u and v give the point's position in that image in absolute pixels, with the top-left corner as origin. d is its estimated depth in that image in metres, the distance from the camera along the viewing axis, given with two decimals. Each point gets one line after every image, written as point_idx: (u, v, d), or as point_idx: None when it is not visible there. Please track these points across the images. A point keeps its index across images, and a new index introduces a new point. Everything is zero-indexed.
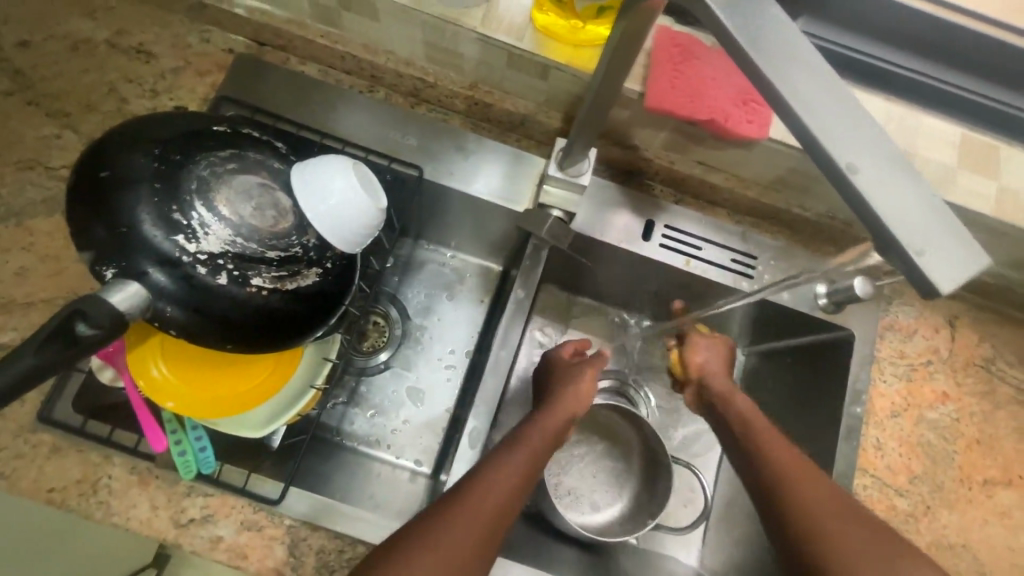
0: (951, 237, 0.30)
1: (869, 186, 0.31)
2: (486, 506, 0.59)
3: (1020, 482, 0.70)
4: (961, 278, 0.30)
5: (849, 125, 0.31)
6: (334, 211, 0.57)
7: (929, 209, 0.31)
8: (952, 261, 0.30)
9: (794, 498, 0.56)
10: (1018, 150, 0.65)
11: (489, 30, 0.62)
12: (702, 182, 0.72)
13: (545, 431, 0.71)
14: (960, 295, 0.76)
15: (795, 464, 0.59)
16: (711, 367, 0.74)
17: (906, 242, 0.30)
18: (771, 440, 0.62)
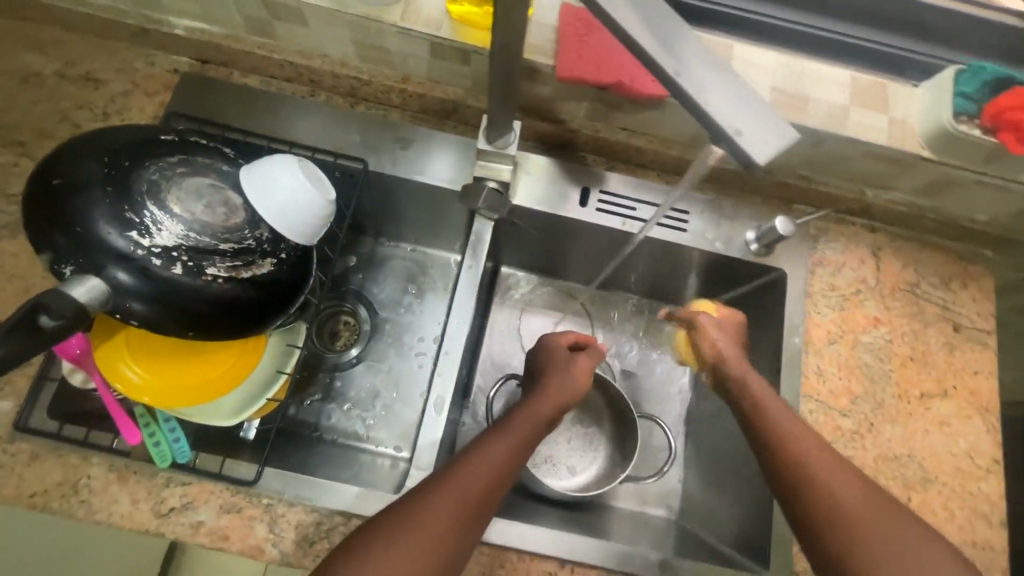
0: (760, 115, 0.35)
1: (693, 85, 0.35)
2: (473, 488, 0.61)
3: (953, 392, 0.75)
4: (773, 149, 0.35)
5: (673, 38, 0.36)
6: (288, 209, 0.61)
7: (746, 98, 0.36)
8: (765, 136, 0.35)
9: (817, 488, 0.58)
10: (903, 83, 0.71)
11: (408, 23, 0.67)
12: (627, 147, 0.77)
13: (535, 417, 0.72)
14: (881, 228, 0.81)
15: (814, 449, 0.60)
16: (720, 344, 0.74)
17: (728, 126, 0.35)
18: (787, 421, 0.63)
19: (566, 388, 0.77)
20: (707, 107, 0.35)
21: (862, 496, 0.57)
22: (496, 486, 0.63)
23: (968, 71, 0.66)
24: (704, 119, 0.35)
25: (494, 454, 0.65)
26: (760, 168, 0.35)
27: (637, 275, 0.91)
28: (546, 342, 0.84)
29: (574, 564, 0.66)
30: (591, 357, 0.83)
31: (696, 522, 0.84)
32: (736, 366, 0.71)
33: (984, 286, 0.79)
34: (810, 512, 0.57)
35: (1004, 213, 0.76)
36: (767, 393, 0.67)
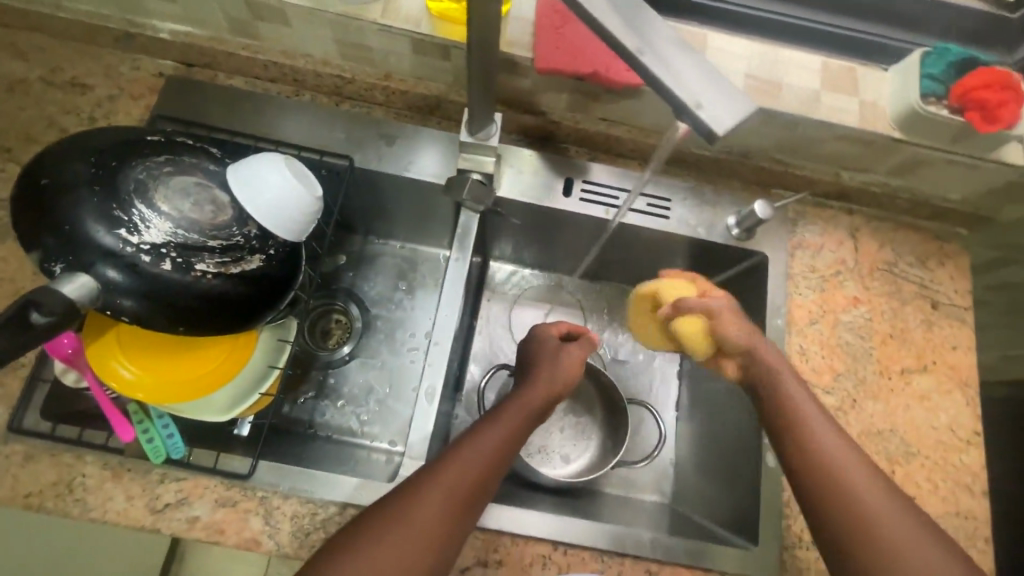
0: (720, 89, 0.36)
1: (655, 63, 0.37)
2: (463, 480, 0.61)
3: (933, 367, 0.77)
4: (733, 120, 0.36)
5: (633, 19, 0.37)
6: (274, 207, 0.62)
7: (707, 74, 0.37)
8: (726, 109, 0.36)
9: (864, 517, 0.56)
10: (872, 67, 0.73)
11: (388, 20, 0.69)
12: (607, 137, 0.79)
13: (527, 407, 0.71)
14: (858, 210, 0.83)
15: (864, 475, 0.58)
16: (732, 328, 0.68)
17: (688, 101, 0.36)
18: (834, 441, 0.60)
19: (560, 376, 0.76)
20: (668, 84, 0.36)
21: (911, 528, 0.55)
22: (488, 477, 0.63)
23: (934, 54, 0.69)
24: (667, 95, 0.37)
25: (484, 445, 0.64)
26: (721, 139, 0.36)
27: (623, 263, 0.93)
28: (540, 330, 0.82)
29: (568, 546, 0.67)
30: (585, 345, 0.81)
31: (688, 505, 0.86)
32: (774, 369, 0.67)
33: (959, 263, 0.82)
34: (854, 540, 0.55)
35: (975, 191, 0.78)
36: (812, 407, 0.63)
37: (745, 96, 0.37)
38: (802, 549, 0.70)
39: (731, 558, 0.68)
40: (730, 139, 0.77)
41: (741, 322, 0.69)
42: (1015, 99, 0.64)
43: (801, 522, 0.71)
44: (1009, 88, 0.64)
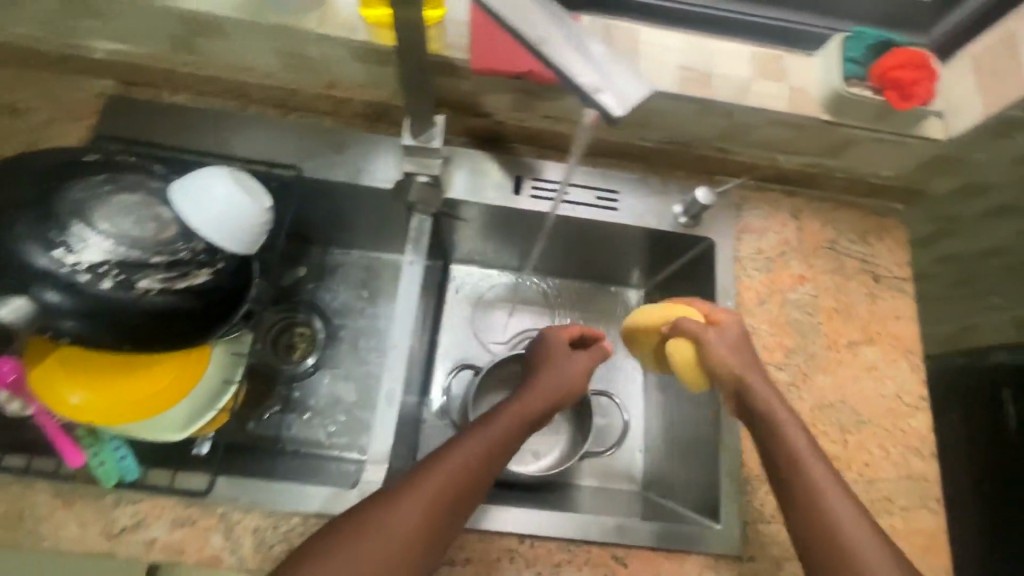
0: (618, 73, 0.39)
1: (557, 52, 0.39)
2: (446, 486, 0.60)
3: (878, 338, 0.80)
4: (631, 101, 0.39)
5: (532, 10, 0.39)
6: (220, 219, 0.62)
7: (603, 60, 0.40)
8: (623, 91, 0.39)
9: (843, 549, 0.57)
10: (799, 54, 0.76)
11: (326, 29, 0.69)
12: (554, 134, 0.81)
13: (522, 416, 0.69)
14: (799, 192, 0.86)
15: (847, 507, 0.58)
16: (728, 356, 0.67)
17: (591, 86, 0.39)
18: (819, 472, 0.61)
19: (559, 384, 0.74)
20: (572, 71, 0.39)
21: (888, 562, 0.56)
22: (473, 486, 0.62)
23: (853, 38, 0.72)
24: (572, 82, 0.39)
25: (470, 451, 0.63)
26: (620, 122, 0.39)
27: (581, 257, 0.94)
28: (541, 339, 0.80)
29: (535, 538, 0.68)
30: (592, 352, 0.78)
31: (656, 491, 0.87)
32: (765, 391, 0.66)
33: (898, 237, 0.85)
34: (828, 572, 0.56)
35: (905, 168, 0.82)
36: (801, 437, 0.63)
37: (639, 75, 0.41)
38: (765, 524, 0.70)
39: (697, 536, 0.69)
40: (670, 130, 0.79)
41: (738, 353, 0.68)
42: (928, 78, 0.69)
43: (762, 497, 0.72)
44: (921, 66, 0.69)
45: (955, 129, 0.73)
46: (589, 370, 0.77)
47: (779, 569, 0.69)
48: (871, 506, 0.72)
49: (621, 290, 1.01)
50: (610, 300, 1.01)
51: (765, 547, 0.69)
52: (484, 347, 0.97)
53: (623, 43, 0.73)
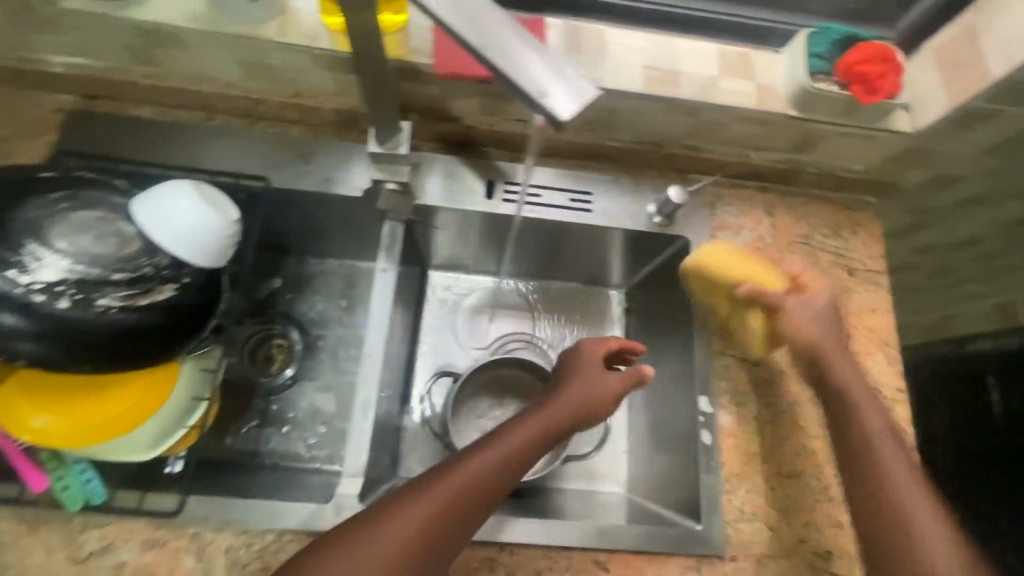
0: (562, 78, 0.37)
1: (499, 55, 0.37)
2: (450, 500, 0.58)
3: (855, 332, 0.80)
4: (575, 106, 0.37)
5: (475, 15, 0.38)
6: (183, 234, 0.62)
7: (553, 65, 0.38)
8: (569, 96, 0.37)
9: (899, 519, 0.60)
10: (765, 51, 0.76)
11: (286, 37, 0.68)
12: (524, 138, 0.81)
13: (546, 428, 0.66)
14: (773, 188, 0.86)
15: (910, 482, 0.62)
16: (815, 324, 0.70)
17: (533, 91, 0.37)
18: (888, 446, 0.64)
19: (586, 400, 0.69)
20: (512, 75, 0.37)
21: (946, 535, 0.59)
22: (479, 502, 0.59)
23: (818, 33, 0.72)
24: (513, 86, 0.37)
25: (480, 466, 0.60)
26: (567, 123, 0.37)
27: (559, 260, 0.94)
28: (574, 351, 0.75)
29: (515, 546, 0.67)
30: (625, 375, 0.72)
31: (640, 492, 0.86)
32: (843, 367, 0.69)
33: (871, 230, 0.85)
34: (885, 542, 0.60)
35: (876, 161, 0.82)
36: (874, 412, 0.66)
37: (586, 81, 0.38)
38: (745, 522, 0.70)
39: (678, 538, 0.68)
40: (640, 130, 0.79)
41: (824, 322, 0.71)
42: (894, 71, 0.69)
43: (742, 495, 0.71)
44: (887, 61, 0.69)
45: (921, 122, 0.73)
46: (619, 394, 0.71)
47: (760, 567, 0.68)
48: None
49: (602, 291, 1.00)
50: (591, 301, 1.00)
51: (746, 546, 0.69)
52: (466, 352, 0.96)
53: (589, 45, 0.72)
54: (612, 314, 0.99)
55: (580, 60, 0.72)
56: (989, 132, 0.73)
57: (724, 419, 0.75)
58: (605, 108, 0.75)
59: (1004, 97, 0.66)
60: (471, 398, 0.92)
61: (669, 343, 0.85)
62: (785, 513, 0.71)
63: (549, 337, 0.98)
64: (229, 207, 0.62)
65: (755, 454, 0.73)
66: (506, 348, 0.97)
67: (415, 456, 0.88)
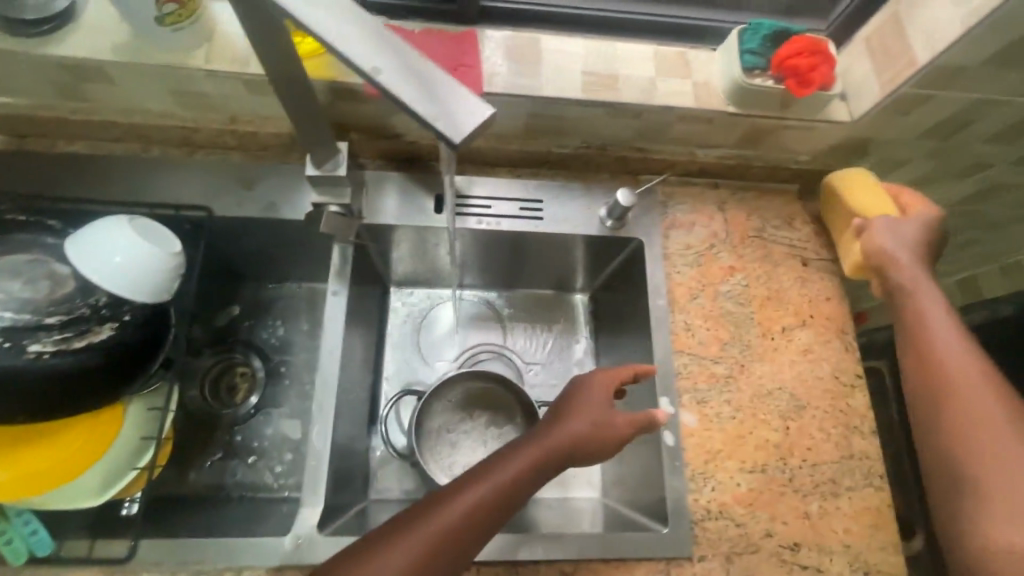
0: (455, 101, 0.36)
1: (392, 82, 0.36)
2: (463, 516, 0.58)
3: (812, 321, 0.81)
4: (469, 128, 0.36)
5: (369, 40, 0.37)
6: (123, 270, 0.61)
7: (447, 87, 0.37)
8: (456, 118, 0.36)
9: (962, 439, 0.58)
10: (701, 49, 0.77)
11: (214, 65, 0.67)
12: (470, 149, 0.80)
13: (542, 461, 0.63)
14: (723, 184, 0.86)
15: (982, 404, 0.58)
16: (893, 242, 0.70)
17: (426, 115, 0.36)
18: (965, 371, 0.61)
19: (584, 436, 0.65)
20: (405, 100, 0.36)
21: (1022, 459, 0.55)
22: (498, 515, 0.60)
23: (750, 30, 0.72)
24: (407, 112, 0.36)
25: (493, 485, 0.60)
26: (461, 147, 0.36)
27: (519, 268, 0.93)
28: (580, 381, 0.71)
29: (481, 565, 0.66)
30: (632, 417, 0.67)
31: (613, 496, 0.86)
32: (919, 286, 0.67)
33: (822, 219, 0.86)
34: (947, 440, 0.59)
35: (820, 150, 0.83)
36: (949, 335, 0.63)
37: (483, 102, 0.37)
38: (712, 521, 0.70)
39: (645, 542, 0.68)
40: (584, 134, 0.80)
41: (907, 242, 0.70)
42: (824, 63, 0.70)
43: (707, 493, 0.71)
44: (817, 53, 0.69)
45: (858, 110, 0.74)
46: (626, 435, 0.67)
47: (729, 565, 0.68)
48: (816, 490, 0.72)
49: (567, 295, 1.00)
50: (555, 306, 1.00)
51: (714, 544, 0.69)
52: (434, 366, 0.94)
53: (525, 54, 0.72)
54: (578, 318, 0.99)
55: (516, 70, 0.71)
56: (924, 116, 0.73)
57: (687, 419, 0.75)
58: (547, 116, 0.75)
59: (932, 83, 0.67)
60: (439, 415, 0.90)
61: (631, 345, 0.85)
62: (751, 508, 0.71)
63: (516, 345, 0.97)
64: (169, 241, 0.62)
65: (719, 452, 0.73)
66: (476, 359, 0.96)
67: (385, 478, 0.87)
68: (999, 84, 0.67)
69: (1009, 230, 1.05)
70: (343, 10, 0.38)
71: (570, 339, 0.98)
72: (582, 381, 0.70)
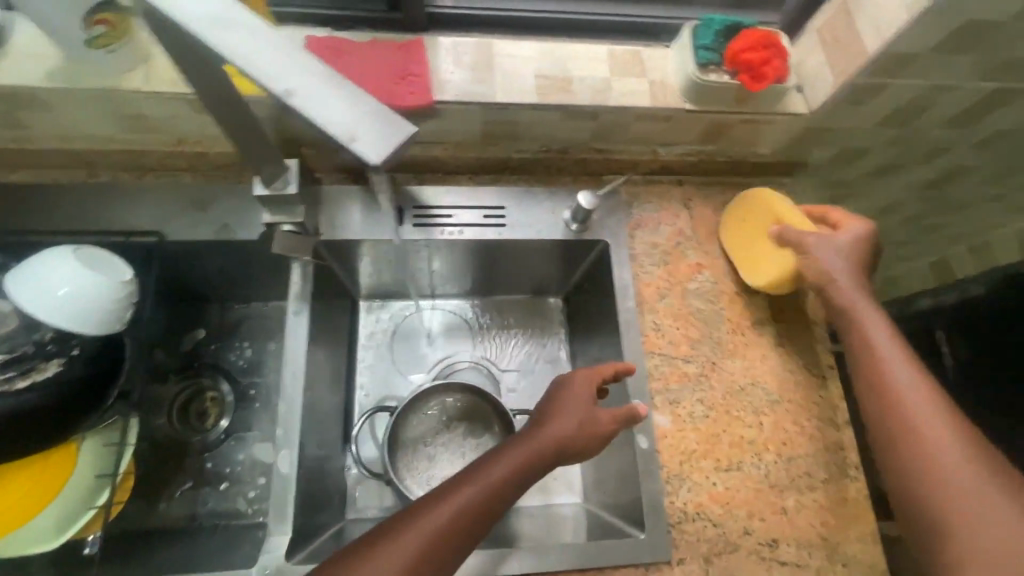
0: (375, 121, 0.37)
1: (305, 103, 0.36)
2: (421, 552, 0.54)
3: (782, 314, 0.80)
4: (389, 146, 0.36)
5: (285, 61, 0.37)
6: (68, 304, 0.59)
7: (365, 107, 0.37)
8: (377, 139, 0.36)
9: (919, 450, 0.56)
10: (655, 47, 0.77)
11: (153, 86, 0.65)
12: (428, 158, 0.79)
13: (529, 464, 0.62)
14: (687, 180, 0.86)
15: (931, 412, 0.57)
16: (830, 262, 0.66)
17: (343, 137, 0.36)
18: (911, 383, 0.59)
19: (570, 435, 0.64)
20: (321, 122, 0.36)
21: (975, 463, 0.54)
22: (479, 524, 0.57)
23: (702, 25, 0.72)
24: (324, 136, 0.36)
25: (466, 499, 0.57)
26: (381, 166, 0.36)
27: (488, 276, 0.92)
28: (563, 379, 0.70)
29: None
30: (615, 413, 0.67)
31: (594, 501, 0.85)
32: (859, 305, 0.64)
33: None
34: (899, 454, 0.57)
35: (781, 143, 0.83)
36: (892, 347, 0.61)
37: (404, 120, 0.38)
38: (689, 522, 0.70)
39: (624, 548, 0.68)
40: (542, 138, 0.79)
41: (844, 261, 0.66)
42: (777, 56, 0.69)
43: (683, 495, 0.71)
44: (769, 46, 0.69)
45: (814, 102, 0.74)
46: (608, 435, 0.67)
47: (708, 566, 0.68)
48: (792, 485, 0.72)
49: (542, 300, 0.99)
50: (529, 311, 0.98)
51: (692, 546, 0.69)
52: (408, 378, 0.92)
53: (476, 60, 0.71)
54: (553, 321, 0.98)
55: (468, 76, 0.70)
56: (879, 105, 0.73)
57: (660, 421, 0.74)
58: (503, 122, 0.74)
59: (884, 71, 0.67)
60: (414, 428, 0.87)
61: (604, 348, 0.84)
62: (728, 507, 0.70)
63: (491, 353, 0.95)
64: (119, 269, 0.61)
65: (694, 452, 0.73)
66: (452, 368, 0.94)
67: (361, 497, 0.85)
68: (949, 70, 0.67)
69: (973, 211, 1.06)
70: (260, 33, 0.37)
71: (545, 343, 0.96)
72: (565, 379, 0.70)
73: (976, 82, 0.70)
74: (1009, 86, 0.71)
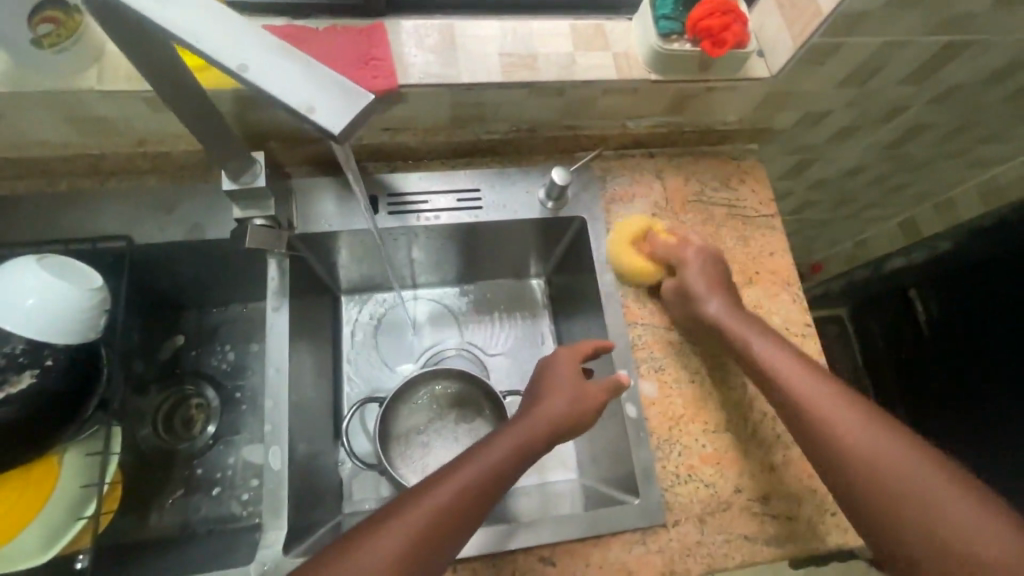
0: (330, 89, 0.38)
1: (256, 76, 0.38)
2: (424, 533, 0.54)
3: (759, 277, 0.82)
4: (349, 115, 0.37)
5: (237, 35, 0.39)
6: (34, 315, 0.57)
7: (317, 74, 0.38)
8: (338, 108, 0.37)
9: (844, 438, 0.59)
10: (616, 20, 0.77)
11: (105, 86, 0.63)
12: (398, 144, 0.79)
13: (523, 445, 0.62)
14: (658, 153, 0.87)
15: (840, 400, 0.61)
16: (692, 288, 0.73)
17: (300, 108, 0.37)
18: (801, 374, 0.64)
19: (563, 415, 0.65)
20: (278, 95, 0.37)
21: (891, 436, 0.58)
22: (479, 505, 0.58)
23: None
24: (281, 105, 0.37)
25: (472, 475, 0.58)
26: (343, 137, 0.37)
27: (467, 261, 0.92)
28: (548, 361, 0.71)
29: (457, 561, 0.66)
30: (602, 385, 0.68)
31: (590, 475, 0.86)
32: (735, 320, 0.70)
33: (757, 176, 0.88)
34: (819, 442, 0.60)
35: (747, 110, 0.84)
36: (785, 356, 0.66)
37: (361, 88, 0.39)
38: (682, 485, 0.71)
39: (621, 515, 0.69)
40: (510, 119, 0.79)
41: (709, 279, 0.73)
42: (737, 20, 0.69)
43: (675, 458, 0.72)
44: (729, 11, 0.68)
45: (775, 65, 0.75)
46: (599, 406, 0.68)
47: (703, 526, 0.69)
48: (779, 441, 0.74)
49: (523, 282, 0.98)
50: (512, 294, 0.98)
51: (686, 508, 0.70)
52: (395, 370, 0.92)
53: (439, 41, 0.71)
54: (537, 301, 0.98)
55: (433, 58, 0.70)
56: (837, 64, 0.75)
57: (647, 389, 0.75)
58: (470, 104, 0.74)
59: (839, 30, 0.68)
60: (404, 419, 0.87)
61: (587, 322, 0.85)
62: (719, 468, 0.72)
63: (475, 338, 0.95)
64: (89, 275, 0.61)
65: (682, 417, 0.74)
66: (438, 357, 0.93)
67: (356, 491, 0.85)
68: (899, 26, 0.69)
69: (936, 168, 1.09)
70: (218, 16, 0.39)
71: (529, 323, 0.97)
72: (547, 361, 0.71)
73: (927, 37, 0.71)
74: (959, 40, 0.72)
